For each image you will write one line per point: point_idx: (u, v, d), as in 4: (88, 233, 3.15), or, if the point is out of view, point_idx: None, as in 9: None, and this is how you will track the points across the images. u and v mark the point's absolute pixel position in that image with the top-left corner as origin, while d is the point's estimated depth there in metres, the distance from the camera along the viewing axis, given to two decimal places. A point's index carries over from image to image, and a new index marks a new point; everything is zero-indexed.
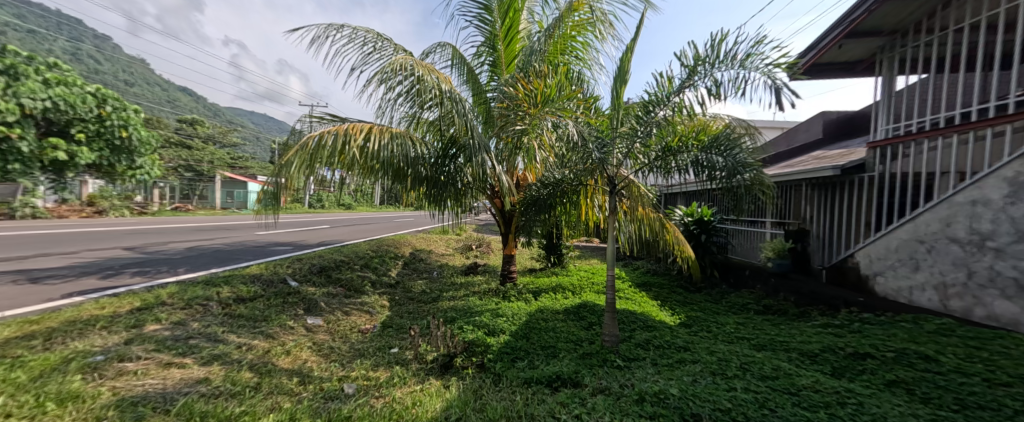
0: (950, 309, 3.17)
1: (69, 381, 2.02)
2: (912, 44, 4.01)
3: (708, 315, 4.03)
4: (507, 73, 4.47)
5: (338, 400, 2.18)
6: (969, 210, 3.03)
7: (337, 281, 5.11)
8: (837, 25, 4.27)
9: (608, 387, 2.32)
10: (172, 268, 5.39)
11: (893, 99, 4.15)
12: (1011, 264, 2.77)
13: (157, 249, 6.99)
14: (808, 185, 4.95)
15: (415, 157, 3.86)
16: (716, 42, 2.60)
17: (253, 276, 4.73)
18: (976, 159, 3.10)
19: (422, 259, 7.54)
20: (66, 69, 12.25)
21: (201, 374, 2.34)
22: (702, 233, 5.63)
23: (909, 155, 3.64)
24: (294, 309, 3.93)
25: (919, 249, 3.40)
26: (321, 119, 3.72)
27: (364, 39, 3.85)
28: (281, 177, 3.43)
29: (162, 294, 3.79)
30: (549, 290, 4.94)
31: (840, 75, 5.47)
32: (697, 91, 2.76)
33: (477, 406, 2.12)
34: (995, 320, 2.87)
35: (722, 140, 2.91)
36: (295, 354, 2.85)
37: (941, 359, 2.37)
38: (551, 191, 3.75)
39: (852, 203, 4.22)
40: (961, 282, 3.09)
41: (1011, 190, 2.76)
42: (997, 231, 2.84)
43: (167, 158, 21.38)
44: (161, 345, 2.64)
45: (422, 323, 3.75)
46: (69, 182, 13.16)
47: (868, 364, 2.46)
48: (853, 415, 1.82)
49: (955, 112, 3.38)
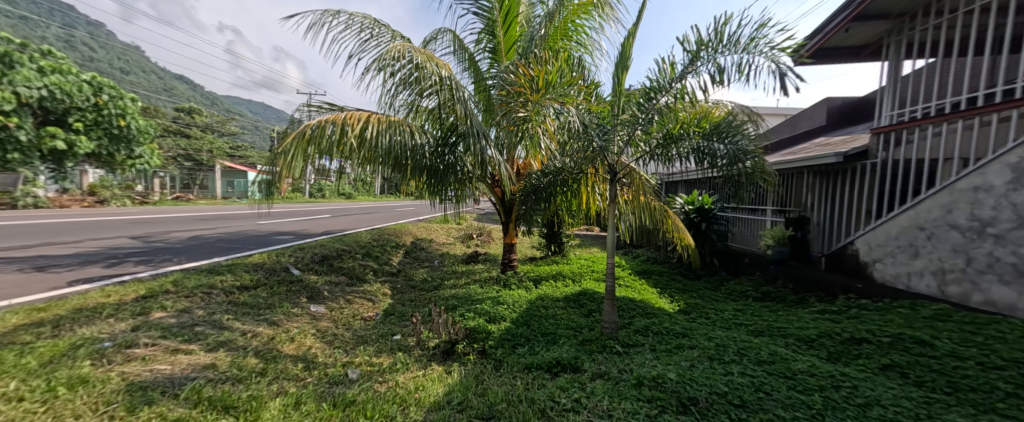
0: (948, 295, 3.20)
1: (79, 367, 2.06)
2: (919, 27, 3.93)
3: (706, 302, 4.06)
4: (507, 60, 4.41)
5: (342, 385, 2.22)
6: (970, 196, 3.03)
7: (338, 270, 5.15)
8: (844, 8, 4.17)
9: (607, 372, 2.35)
10: (175, 256, 5.43)
11: (898, 85, 4.09)
12: (1010, 250, 2.79)
13: (160, 238, 7.05)
14: (810, 173, 4.92)
15: (413, 147, 3.85)
16: (720, 26, 2.55)
17: (255, 264, 4.76)
18: (980, 145, 3.09)
19: (423, 248, 7.58)
20: (60, 56, 12.10)
21: (207, 360, 2.38)
22: (703, 222, 5.64)
23: (913, 142, 3.62)
24: (297, 297, 3.98)
25: (919, 235, 3.40)
26: (319, 108, 3.69)
27: (361, 25, 3.78)
28: (279, 166, 3.41)
29: (166, 282, 3.83)
30: (550, 278, 4.98)
31: (845, 59, 5.38)
32: (699, 77, 2.72)
33: (478, 391, 2.16)
34: (992, 306, 2.90)
35: (722, 128, 2.90)
36: (300, 341, 2.89)
37: (935, 344, 2.39)
38: (551, 180, 3.75)
39: (853, 190, 4.21)
40: (959, 268, 3.11)
41: (1013, 176, 2.76)
42: (998, 217, 2.85)
43: (167, 148, 21.28)
44: (167, 332, 2.68)
45: (424, 311, 3.80)
46: (69, 172, 13.16)
47: (864, 349, 2.49)
48: (846, 398, 1.85)
49: (960, 98, 3.34)
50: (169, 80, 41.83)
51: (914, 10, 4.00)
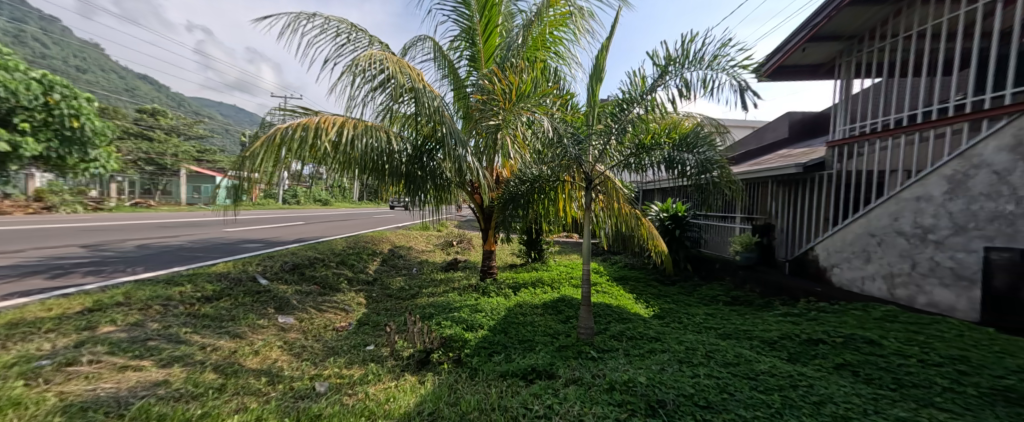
0: (897, 297, 3.42)
1: (10, 387, 1.89)
2: (867, 49, 4.25)
3: (679, 307, 4.18)
4: (486, 68, 4.44)
5: (309, 399, 2.14)
6: (913, 205, 3.27)
7: (311, 279, 4.98)
8: (800, 30, 4.46)
9: (581, 377, 2.37)
10: (130, 267, 5.09)
11: (850, 101, 4.37)
12: (949, 255, 3.03)
13: (113, 247, 6.60)
14: (774, 182, 5.18)
15: (388, 153, 3.79)
16: (685, 43, 2.69)
17: (219, 274, 4.52)
18: (920, 158, 3.35)
19: (401, 256, 7.47)
20: (6, 52, 11.25)
21: (160, 376, 2.24)
22: (677, 229, 5.81)
23: (864, 154, 3.87)
24: (264, 308, 3.81)
25: (870, 242, 3.63)
26: (292, 112, 3.60)
27: (337, 29, 3.74)
28: (246, 171, 3.28)
29: (117, 294, 3.57)
30: (529, 286, 4.98)
31: (803, 77, 5.74)
32: (668, 90, 2.85)
33: (451, 400, 2.13)
34: (935, 307, 3.13)
35: (691, 138, 3.03)
36: (265, 354, 2.77)
37: (883, 343, 2.54)
38: (529, 188, 3.73)
39: (813, 199, 4.45)
40: (906, 272, 3.34)
41: (950, 186, 3.01)
42: (938, 225, 3.09)
43: (126, 151, 20.10)
44: (116, 347, 2.50)
45: (400, 320, 3.73)
46: (13, 176, 12.22)
47: (820, 350, 2.62)
48: (803, 396, 1.94)
49: (903, 115, 3.63)
50: (130, 79, 39.43)
51: (862, 34, 4.33)
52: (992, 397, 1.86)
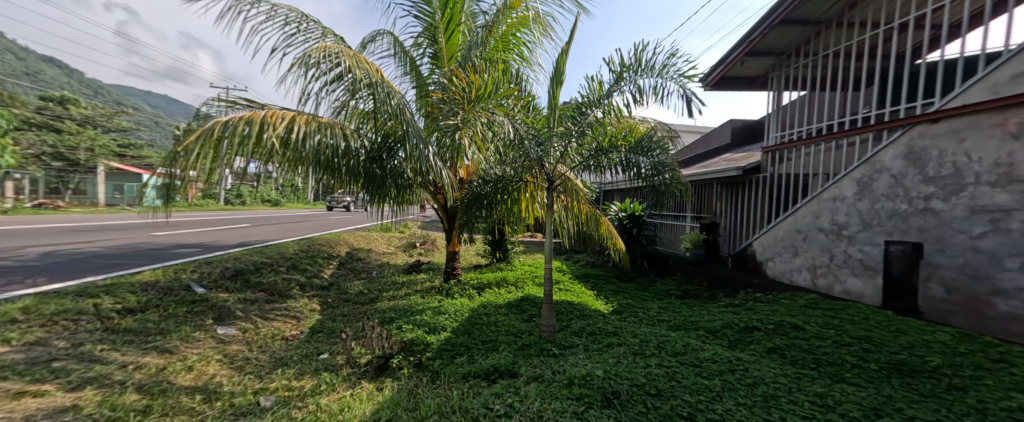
0: (818, 286, 3.85)
1: None
2: (794, 65, 4.74)
3: (635, 302, 4.39)
4: (448, 67, 4.38)
5: (251, 415, 1.99)
6: (831, 205, 3.70)
7: (257, 286, 4.62)
8: (738, 44, 4.86)
9: (541, 374, 2.42)
10: (30, 278, 4.41)
11: (780, 111, 4.84)
12: (858, 248, 3.46)
13: (9, 254, 5.71)
14: (718, 184, 5.61)
15: (345, 151, 3.61)
16: (637, 52, 2.84)
17: (145, 283, 4.06)
18: (837, 163, 3.79)
19: (359, 259, 7.15)
20: None
21: (68, 401, 1.97)
22: (633, 228, 6.11)
23: (792, 159, 4.31)
24: (200, 319, 3.48)
25: (797, 238, 4.05)
26: (233, 104, 3.27)
27: (286, 18, 3.50)
28: (177, 168, 2.96)
29: (13, 309, 3.09)
30: (493, 286, 4.98)
31: (742, 89, 6.28)
32: (623, 95, 2.99)
33: (409, 405, 2.08)
34: (848, 294, 3.55)
35: (645, 142, 3.20)
36: (200, 369, 2.54)
37: (806, 327, 2.85)
38: (492, 188, 3.76)
39: (751, 199, 4.88)
40: (826, 264, 3.76)
41: (859, 188, 3.44)
42: (850, 222, 3.52)
43: (26, 144, 17.45)
44: (10, 371, 2.16)
45: (357, 325, 3.57)
46: None
47: (755, 336, 2.87)
48: (740, 379, 2.12)
49: (823, 125, 4.08)
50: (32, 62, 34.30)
51: (790, 51, 4.82)
52: (888, 370, 2.15)
